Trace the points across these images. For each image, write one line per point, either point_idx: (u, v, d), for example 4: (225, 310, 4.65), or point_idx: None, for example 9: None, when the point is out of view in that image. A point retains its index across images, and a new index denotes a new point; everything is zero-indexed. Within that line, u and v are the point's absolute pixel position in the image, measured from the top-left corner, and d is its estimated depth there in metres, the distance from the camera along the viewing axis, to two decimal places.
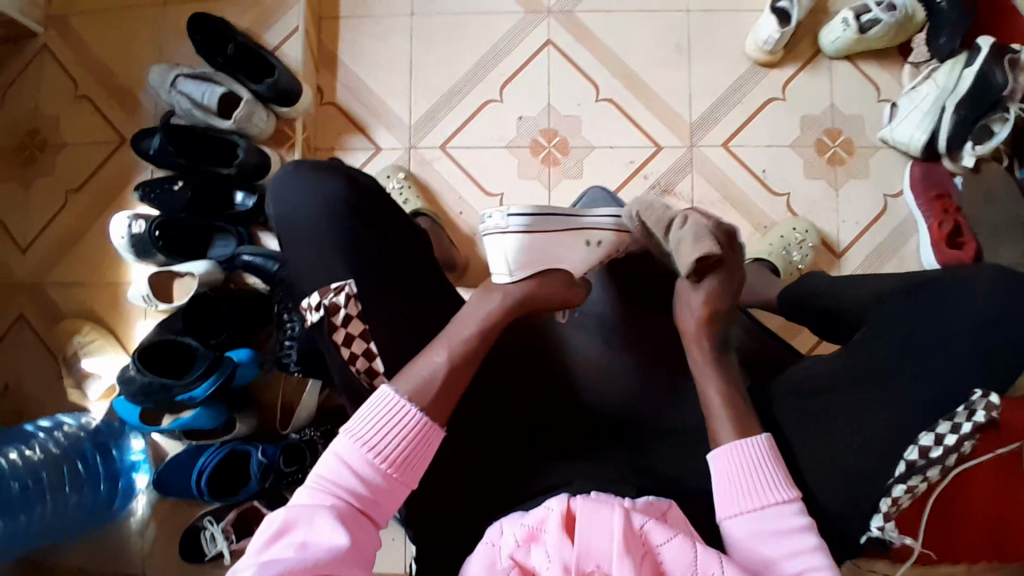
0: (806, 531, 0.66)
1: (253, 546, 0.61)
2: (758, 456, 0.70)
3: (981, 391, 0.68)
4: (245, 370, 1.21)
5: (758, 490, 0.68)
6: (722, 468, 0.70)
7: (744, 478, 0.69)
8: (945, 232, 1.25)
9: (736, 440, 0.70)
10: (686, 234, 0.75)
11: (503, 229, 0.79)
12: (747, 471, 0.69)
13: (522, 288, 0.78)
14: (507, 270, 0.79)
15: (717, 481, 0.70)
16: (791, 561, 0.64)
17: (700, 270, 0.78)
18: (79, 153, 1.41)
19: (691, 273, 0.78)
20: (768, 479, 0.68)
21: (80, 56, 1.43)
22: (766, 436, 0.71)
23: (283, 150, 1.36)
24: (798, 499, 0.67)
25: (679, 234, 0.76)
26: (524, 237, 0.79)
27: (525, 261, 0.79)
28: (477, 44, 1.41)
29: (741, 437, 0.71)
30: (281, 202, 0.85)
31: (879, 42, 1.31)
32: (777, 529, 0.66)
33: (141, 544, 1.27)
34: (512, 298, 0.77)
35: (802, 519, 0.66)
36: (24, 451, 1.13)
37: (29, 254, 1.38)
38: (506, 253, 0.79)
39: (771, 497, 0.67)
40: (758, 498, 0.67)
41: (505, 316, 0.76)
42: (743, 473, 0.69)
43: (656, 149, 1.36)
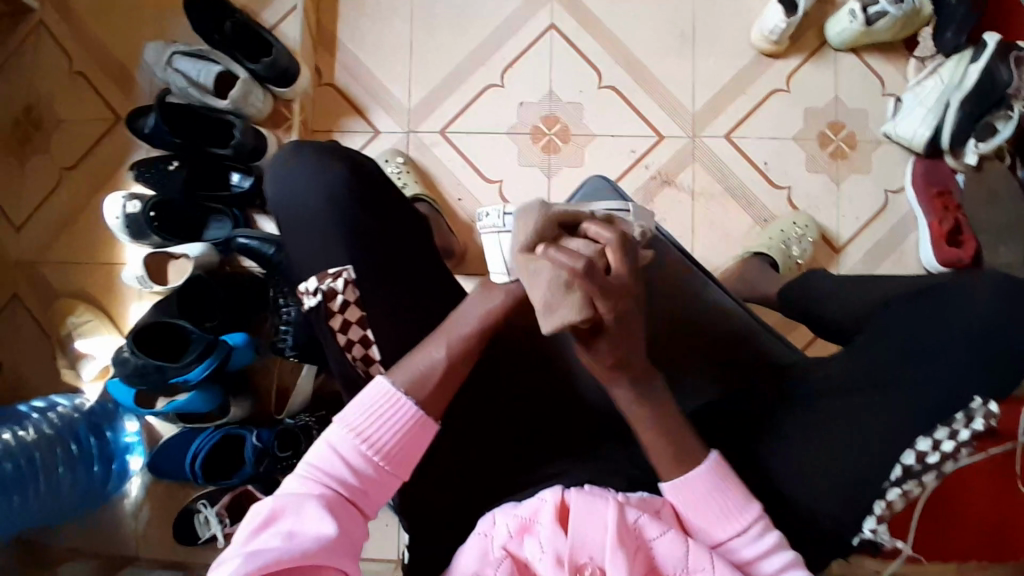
0: (777, 546, 0.66)
1: (240, 533, 0.61)
2: (711, 484, 0.67)
3: (980, 399, 0.68)
4: (241, 354, 1.20)
5: (719, 517, 0.67)
6: (679, 502, 0.68)
7: (698, 509, 0.67)
8: (945, 229, 1.25)
9: (679, 476, 0.67)
10: (540, 297, 0.58)
11: (499, 229, 0.75)
12: (699, 504, 0.67)
13: (523, 287, 0.75)
14: (505, 269, 0.77)
15: (676, 513, 0.68)
16: (770, 563, 0.65)
17: (582, 331, 0.61)
18: (73, 131, 1.38)
19: (572, 335, 0.62)
20: (726, 507, 0.67)
21: (73, 31, 1.40)
22: (716, 458, 0.69)
23: (281, 131, 1.34)
24: (759, 515, 0.67)
25: (535, 298, 0.58)
26: None
27: (519, 263, 0.75)
28: (480, 28, 1.39)
29: (687, 467, 0.68)
30: (280, 187, 0.84)
31: (885, 35, 1.29)
32: (750, 547, 0.66)
33: (135, 525, 1.28)
34: (514, 296, 0.75)
35: (770, 538, 0.66)
36: (18, 432, 1.13)
37: (22, 232, 1.37)
38: (502, 250, 0.76)
39: (735, 522, 0.66)
40: (718, 525, 0.67)
41: (507, 314, 0.75)
42: (696, 504, 0.67)
43: (658, 139, 1.35)
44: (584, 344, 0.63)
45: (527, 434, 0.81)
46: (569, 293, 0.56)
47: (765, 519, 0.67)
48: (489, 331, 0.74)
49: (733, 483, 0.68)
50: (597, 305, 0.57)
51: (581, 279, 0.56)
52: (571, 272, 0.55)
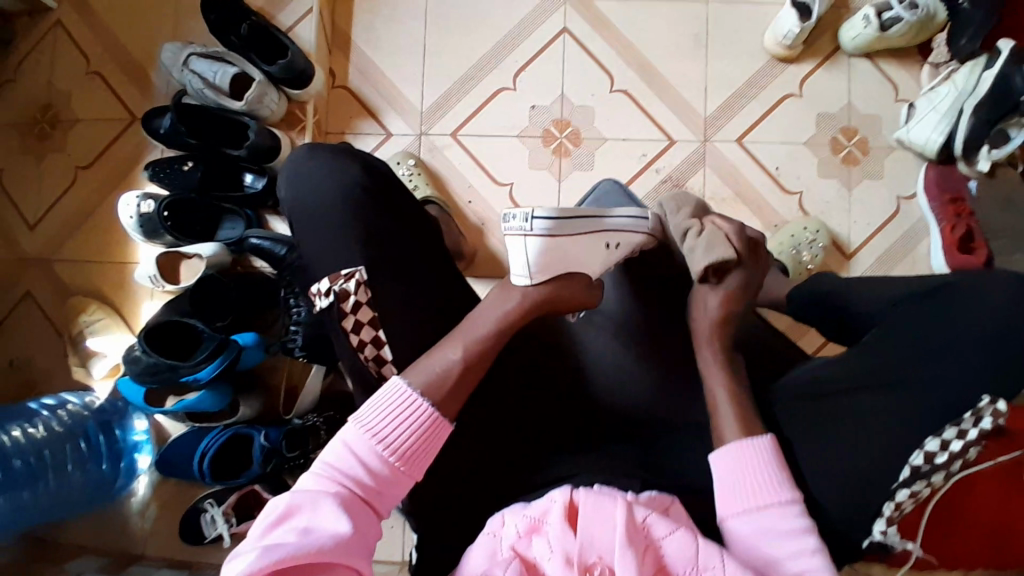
0: (806, 531, 0.65)
1: (255, 528, 0.61)
2: (757, 456, 0.70)
3: (987, 398, 0.68)
4: (252, 354, 1.20)
5: (755, 491, 0.68)
6: (724, 463, 0.71)
7: (740, 475, 0.69)
8: (957, 236, 1.24)
9: (738, 437, 0.71)
10: (702, 242, 0.84)
11: (526, 232, 0.76)
12: (743, 468, 0.70)
13: (544, 291, 0.78)
14: (527, 272, 0.77)
15: (717, 482, 0.71)
16: (792, 561, 0.64)
17: (715, 272, 0.83)
18: (88, 130, 1.40)
19: (703, 272, 0.82)
20: (762, 481, 0.68)
21: (90, 32, 1.42)
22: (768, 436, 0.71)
23: (294, 133, 1.35)
24: (797, 500, 0.67)
25: (695, 242, 0.84)
26: (547, 241, 0.76)
27: (546, 266, 0.77)
28: (493, 31, 1.40)
29: (741, 437, 0.71)
30: (297, 183, 0.84)
31: (899, 41, 1.29)
32: (780, 526, 0.66)
33: (143, 522, 1.28)
34: (535, 301, 0.77)
35: (802, 520, 0.65)
36: (27, 429, 1.13)
37: (36, 230, 1.38)
38: (526, 255, 0.76)
39: (768, 497, 0.67)
40: (754, 497, 0.68)
41: (523, 316, 0.76)
42: (741, 467, 0.70)
43: (670, 142, 1.35)
44: (708, 282, 0.83)
45: (536, 433, 0.81)
46: (722, 242, 0.83)
47: (801, 508, 0.67)
48: (506, 331, 0.75)
49: (780, 464, 0.69)
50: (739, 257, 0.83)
51: (733, 237, 0.84)
52: (725, 234, 0.84)
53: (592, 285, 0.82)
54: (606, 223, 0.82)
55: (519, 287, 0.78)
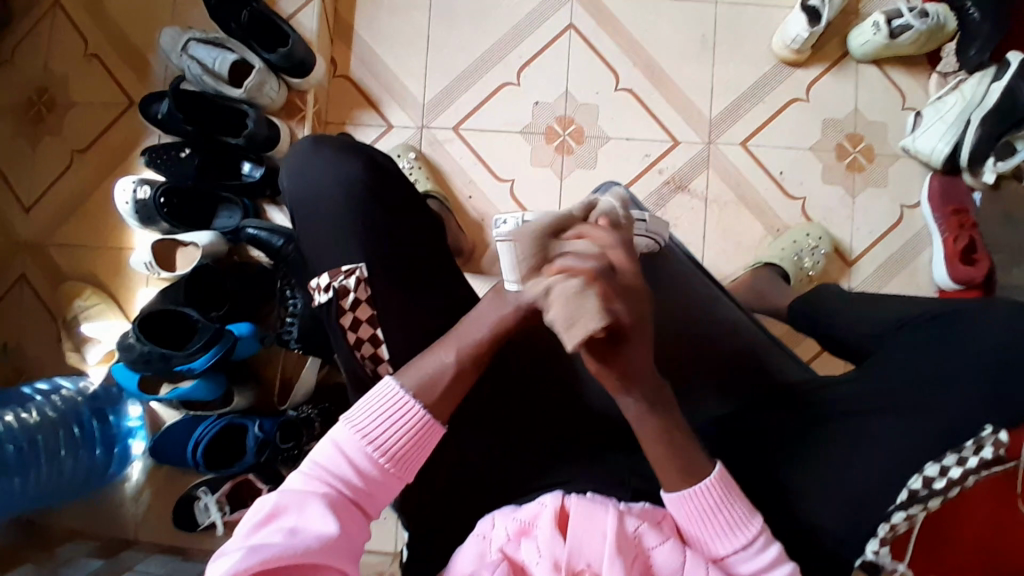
0: (777, 562, 0.66)
1: (241, 527, 0.60)
2: (715, 499, 0.67)
3: (990, 428, 0.67)
4: (246, 344, 1.19)
5: (743, 525, 0.66)
6: (680, 512, 0.67)
7: (702, 523, 0.67)
8: (959, 247, 1.23)
9: (687, 488, 0.67)
10: (556, 313, 0.57)
11: (510, 238, 0.66)
12: (702, 518, 0.66)
13: (539, 297, 0.71)
14: (515, 281, 0.68)
15: (677, 523, 0.68)
16: None
17: (593, 340, 0.60)
18: (88, 113, 1.38)
19: (581, 347, 0.61)
20: (728, 521, 0.66)
21: (92, 13, 1.39)
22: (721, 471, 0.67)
23: (293, 122, 1.33)
24: (765, 535, 0.66)
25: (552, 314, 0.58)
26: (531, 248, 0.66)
27: (533, 275, 0.66)
28: (500, 24, 1.38)
29: (692, 482, 0.67)
30: (295, 178, 0.83)
31: (908, 49, 1.28)
32: (749, 562, 0.66)
33: (135, 509, 1.28)
34: (531, 310, 0.72)
35: (772, 554, 0.66)
36: (20, 414, 1.12)
37: (32, 214, 1.37)
38: (508, 265, 0.67)
39: (732, 537, 0.66)
40: (721, 539, 0.66)
41: (518, 323, 0.73)
42: (700, 515, 0.67)
43: (673, 143, 1.34)
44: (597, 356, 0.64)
45: (529, 434, 0.81)
46: (585, 305, 0.57)
47: (770, 537, 0.67)
48: (501, 332, 0.73)
49: (740, 502, 0.67)
50: (614, 308, 0.59)
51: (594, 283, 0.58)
52: (585, 277, 0.58)
53: None
54: None
55: (513, 295, 0.71)
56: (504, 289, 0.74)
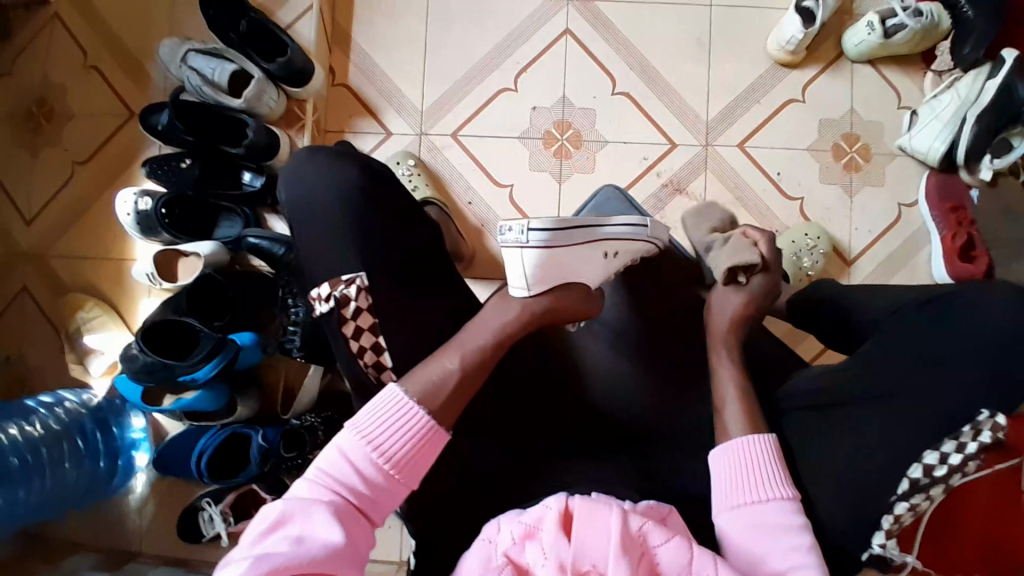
0: (801, 529, 0.67)
1: (247, 536, 0.61)
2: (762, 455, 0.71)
3: (987, 412, 0.68)
4: (249, 353, 1.20)
5: (765, 485, 0.69)
6: (726, 463, 0.72)
7: (743, 476, 0.70)
8: (957, 245, 1.24)
9: (742, 435, 0.73)
10: (724, 249, 0.89)
11: (523, 244, 0.78)
12: (744, 470, 0.71)
13: (542, 300, 0.79)
14: (525, 284, 0.79)
15: (718, 478, 0.72)
16: (786, 557, 0.65)
17: (733, 274, 0.87)
18: (87, 125, 1.39)
19: (722, 275, 0.87)
20: (768, 477, 0.70)
21: (90, 26, 1.40)
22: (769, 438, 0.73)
23: (292, 131, 1.34)
24: (796, 499, 0.68)
25: (719, 251, 0.90)
26: (543, 253, 0.78)
27: (542, 277, 0.78)
28: (496, 30, 1.39)
29: (746, 432, 0.73)
30: (294, 187, 0.83)
31: (903, 48, 1.29)
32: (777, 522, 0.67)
33: (140, 520, 1.28)
34: (531, 314, 0.78)
35: (799, 517, 0.67)
36: (24, 427, 1.12)
37: (33, 226, 1.37)
38: (523, 268, 0.78)
39: (769, 490, 0.69)
40: (757, 492, 0.69)
41: (521, 330, 0.77)
42: (744, 467, 0.71)
43: (671, 146, 1.35)
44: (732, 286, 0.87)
45: (531, 436, 0.81)
46: (737, 244, 0.89)
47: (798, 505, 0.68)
48: (503, 340, 0.75)
49: (782, 463, 0.71)
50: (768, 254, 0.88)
51: (766, 240, 0.89)
52: (749, 232, 0.90)
53: (590, 295, 0.84)
54: (602, 232, 0.82)
55: (518, 298, 0.79)
56: (509, 293, 0.80)
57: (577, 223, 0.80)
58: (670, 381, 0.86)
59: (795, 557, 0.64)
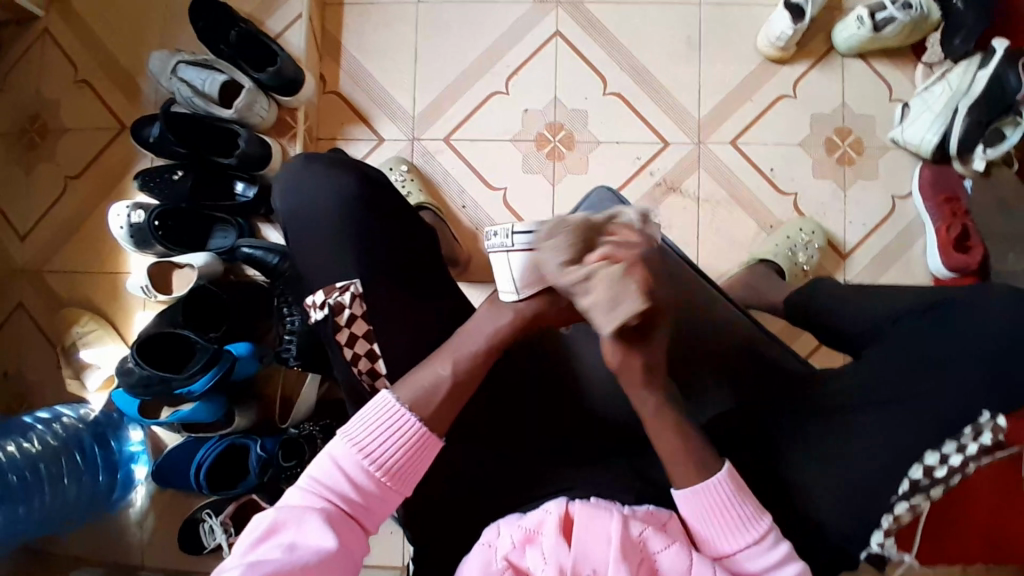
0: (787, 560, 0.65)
1: (239, 544, 0.61)
2: (726, 497, 0.67)
3: (989, 412, 0.67)
4: (245, 364, 1.19)
5: (730, 531, 0.66)
6: (691, 509, 0.67)
7: (713, 521, 0.67)
8: (952, 236, 1.23)
9: (698, 483, 0.67)
10: (598, 297, 0.65)
11: (508, 248, 0.72)
12: (713, 515, 0.67)
13: (534, 305, 0.75)
14: (514, 289, 0.74)
15: (688, 521, 0.68)
16: None
17: (626, 327, 0.66)
18: (79, 139, 1.39)
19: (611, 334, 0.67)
20: (739, 518, 0.66)
21: (81, 40, 1.40)
22: (726, 472, 0.68)
23: (284, 140, 1.33)
24: (773, 531, 0.66)
25: (592, 296, 0.65)
26: (529, 257, 0.71)
27: (531, 281, 0.73)
28: (486, 34, 1.39)
29: (703, 477, 0.67)
30: (287, 197, 0.83)
31: (893, 41, 1.29)
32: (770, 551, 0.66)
33: (141, 534, 1.28)
34: (525, 318, 0.75)
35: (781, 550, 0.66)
36: (22, 443, 1.11)
37: (28, 242, 1.37)
38: (511, 273, 0.73)
39: (742, 533, 0.66)
40: (731, 534, 0.66)
41: (515, 335, 0.75)
42: (710, 512, 0.67)
43: (663, 145, 1.35)
44: (630, 341, 0.68)
45: (529, 440, 0.81)
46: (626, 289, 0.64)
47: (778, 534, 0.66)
48: (495, 346, 0.74)
49: (748, 499, 0.67)
50: (653, 295, 0.65)
51: (634, 273, 0.64)
52: (627, 264, 0.64)
53: None
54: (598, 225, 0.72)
55: (509, 303, 0.75)
56: (499, 297, 0.76)
57: (566, 220, 0.70)
58: None
59: None
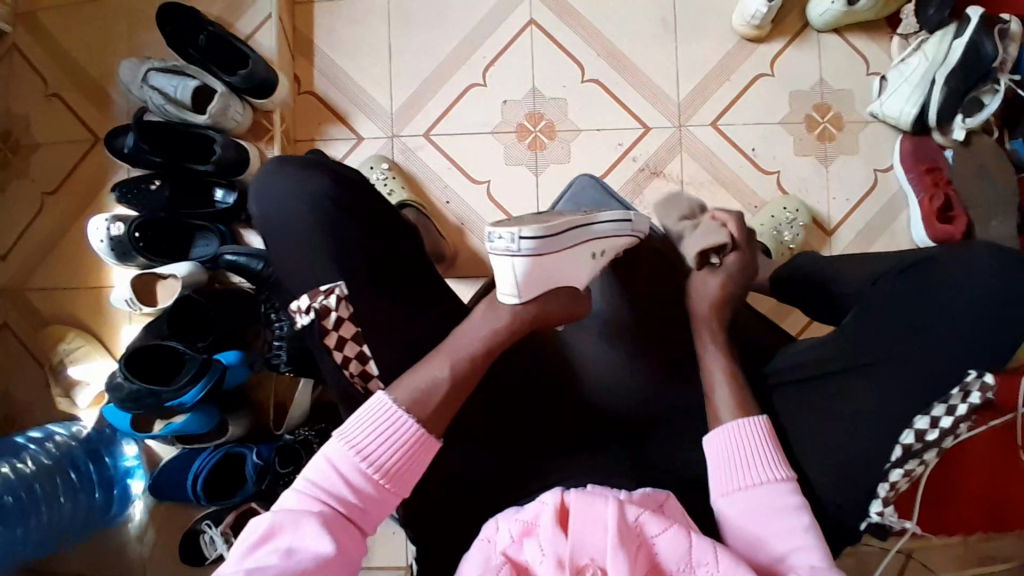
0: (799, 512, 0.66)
1: (236, 549, 0.61)
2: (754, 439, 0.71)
3: (975, 372, 0.69)
4: (235, 372, 1.18)
5: (750, 470, 0.69)
6: (719, 450, 0.71)
7: (736, 462, 0.70)
8: (935, 207, 1.24)
9: (734, 418, 0.72)
10: (699, 232, 0.89)
11: (512, 253, 0.74)
12: (737, 456, 0.70)
13: (532, 308, 0.77)
14: (516, 292, 0.76)
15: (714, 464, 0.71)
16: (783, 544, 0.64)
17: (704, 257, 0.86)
18: (53, 154, 1.36)
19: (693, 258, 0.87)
20: (762, 460, 0.69)
21: (48, 53, 1.38)
22: (763, 419, 0.73)
23: (262, 143, 1.32)
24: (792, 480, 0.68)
25: (690, 230, 0.91)
26: (533, 262, 0.74)
27: (532, 285, 0.76)
28: (460, 26, 1.37)
29: (741, 416, 0.73)
30: (265, 202, 0.82)
31: (867, 14, 1.27)
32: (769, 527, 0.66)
33: (141, 548, 1.27)
34: (523, 319, 0.76)
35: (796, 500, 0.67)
36: (16, 464, 1.11)
37: (8, 261, 1.35)
38: (514, 275, 0.75)
39: (763, 475, 0.68)
40: (752, 478, 0.69)
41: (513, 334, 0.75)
42: (736, 453, 0.70)
43: (644, 130, 1.34)
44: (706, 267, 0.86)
45: (523, 433, 0.81)
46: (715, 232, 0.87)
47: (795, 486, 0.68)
48: (492, 348, 0.74)
49: (775, 445, 0.71)
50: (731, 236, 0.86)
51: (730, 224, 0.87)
52: (723, 221, 0.87)
53: (580, 296, 0.81)
54: (591, 230, 0.80)
55: (508, 305, 0.76)
56: (498, 299, 0.77)
57: (565, 227, 0.77)
58: (659, 365, 0.86)
59: (795, 539, 0.64)
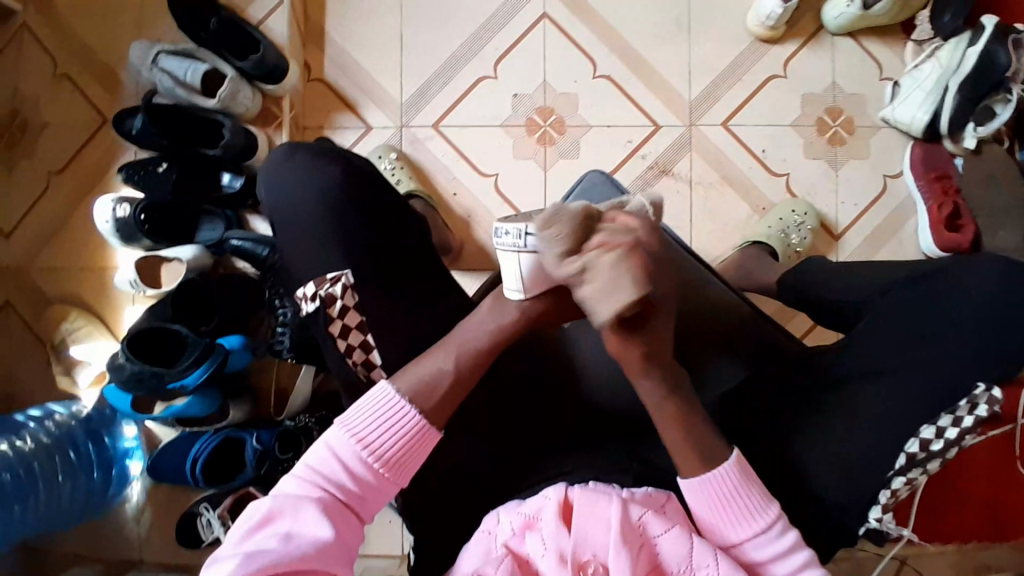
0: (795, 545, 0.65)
1: (234, 531, 0.61)
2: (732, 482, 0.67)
3: (984, 385, 0.69)
4: (238, 357, 1.18)
5: (727, 514, 0.66)
6: (699, 498, 0.67)
7: (721, 506, 0.66)
8: (944, 215, 1.24)
9: (705, 471, 0.66)
10: (597, 285, 0.61)
11: (518, 249, 0.68)
12: (721, 500, 0.66)
13: (538, 305, 0.73)
14: (519, 288, 0.71)
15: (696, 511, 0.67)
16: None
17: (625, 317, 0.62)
18: (60, 133, 1.36)
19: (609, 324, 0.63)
20: (745, 502, 0.66)
21: (58, 33, 1.37)
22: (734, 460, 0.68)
23: (270, 130, 1.31)
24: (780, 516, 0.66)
25: (593, 286, 0.62)
26: (540, 259, 0.68)
27: (537, 281, 0.70)
28: (472, 17, 1.37)
29: (708, 467, 0.67)
30: (273, 187, 0.82)
31: (882, 18, 1.27)
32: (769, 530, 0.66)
33: (138, 530, 1.27)
34: (528, 317, 0.73)
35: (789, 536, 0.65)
36: (15, 442, 1.12)
37: (13, 240, 1.34)
38: (519, 270, 0.70)
39: (751, 518, 0.66)
40: (739, 520, 0.66)
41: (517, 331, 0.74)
42: (717, 500, 0.66)
43: (654, 128, 1.34)
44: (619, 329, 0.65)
45: (526, 428, 0.81)
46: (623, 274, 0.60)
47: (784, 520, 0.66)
48: (497, 343, 0.73)
49: (755, 481, 0.67)
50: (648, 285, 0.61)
51: (634, 258, 0.61)
52: (624, 250, 0.61)
53: None
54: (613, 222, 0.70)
55: (514, 301, 0.73)
56: (503, 294, 0.74)
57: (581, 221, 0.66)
58: None
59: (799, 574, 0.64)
